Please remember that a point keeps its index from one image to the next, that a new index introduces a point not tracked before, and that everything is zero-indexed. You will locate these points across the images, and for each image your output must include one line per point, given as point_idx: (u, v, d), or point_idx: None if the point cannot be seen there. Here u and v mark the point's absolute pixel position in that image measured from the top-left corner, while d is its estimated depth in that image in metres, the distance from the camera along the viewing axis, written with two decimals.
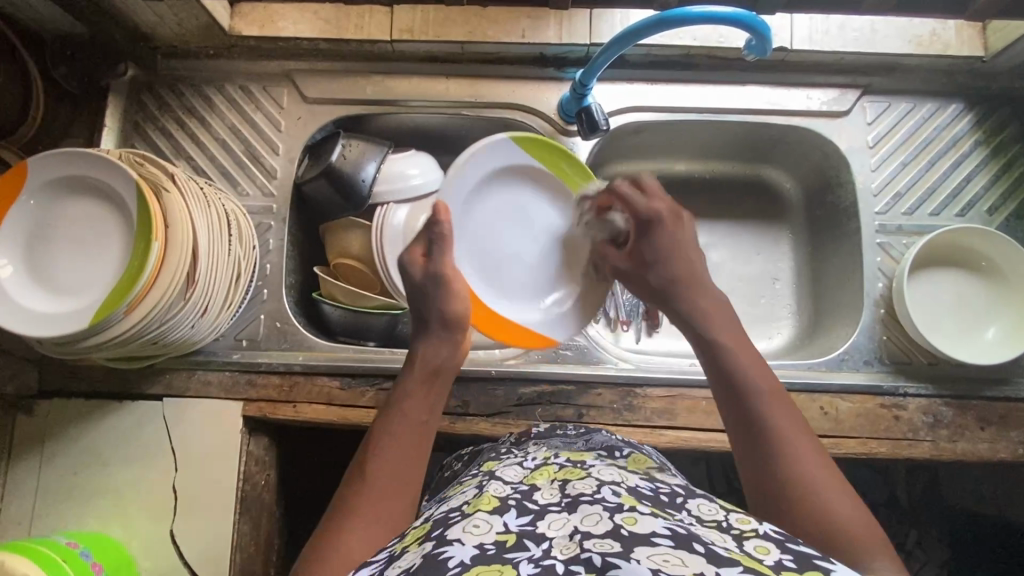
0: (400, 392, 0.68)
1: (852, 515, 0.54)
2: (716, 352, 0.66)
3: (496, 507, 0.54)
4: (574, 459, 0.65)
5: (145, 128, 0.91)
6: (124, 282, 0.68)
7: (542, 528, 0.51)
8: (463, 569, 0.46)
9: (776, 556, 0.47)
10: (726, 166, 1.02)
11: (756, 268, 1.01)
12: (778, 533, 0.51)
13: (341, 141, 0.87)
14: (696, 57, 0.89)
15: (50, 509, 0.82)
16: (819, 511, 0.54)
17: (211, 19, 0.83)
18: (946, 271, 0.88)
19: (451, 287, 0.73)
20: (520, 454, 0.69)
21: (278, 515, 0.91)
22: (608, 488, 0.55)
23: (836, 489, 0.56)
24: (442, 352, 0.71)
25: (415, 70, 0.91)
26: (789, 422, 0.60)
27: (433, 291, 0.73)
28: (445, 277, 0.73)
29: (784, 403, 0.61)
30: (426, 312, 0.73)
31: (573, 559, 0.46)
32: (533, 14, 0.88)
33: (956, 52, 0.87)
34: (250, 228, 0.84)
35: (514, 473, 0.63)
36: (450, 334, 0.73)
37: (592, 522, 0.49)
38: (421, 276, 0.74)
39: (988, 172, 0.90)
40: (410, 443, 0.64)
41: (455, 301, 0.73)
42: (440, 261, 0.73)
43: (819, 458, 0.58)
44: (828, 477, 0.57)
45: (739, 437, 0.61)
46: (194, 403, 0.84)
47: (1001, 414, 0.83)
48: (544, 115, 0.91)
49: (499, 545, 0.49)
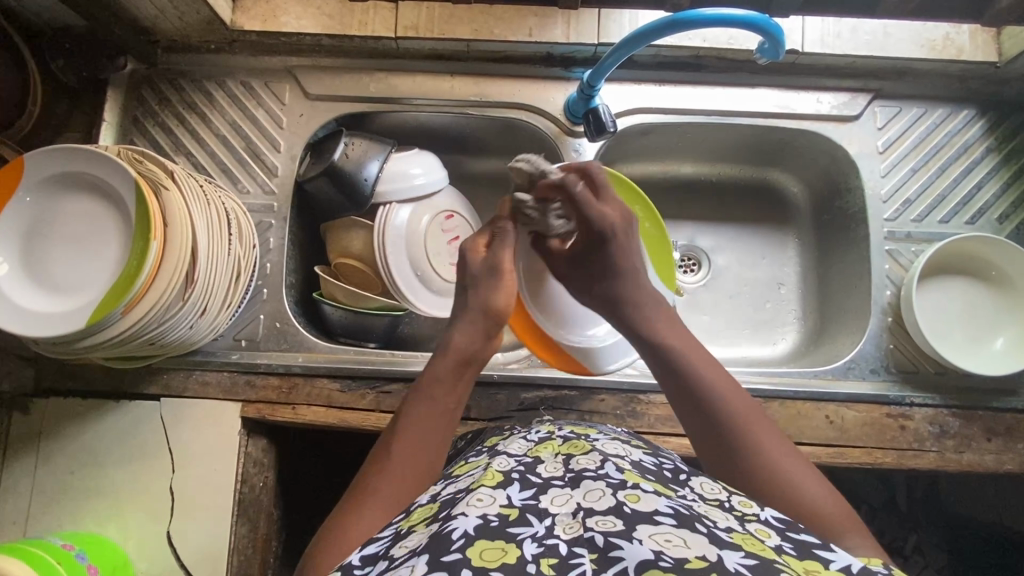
0: (427, 380, 0.65)
1: (824, 500, 0.55)
2: (666, 352, 0.64)
3: (499, 481, 0.53)
4: (577, 432, 0.65)
5: (145, 122, 0.89)
6: (123, 280, 0.66)
7: (546, 503, 0.51)
8: (467, 542, 0.46)
9: (777, 540, 0.48)
10: (732, 168, 1.00)
11: (762, 272, 1.00)
12: (779, 523, 0.51)
13: (344, 139, 0.86)
14: (706, 58, 0.87)
15: (45, 508, 0.81)
16: (792, 497, 0.55)
17: (213, 13, 0.81)
18: (955, 279, 0.87)
19: (502, 281, 0.70)
20: (524, 430, 0.69)
21: (275, 517, 0.90)
22: (612, 463, 0.56)
23: (804, 468, 0.57)
24: (477, 341, 0.67)
25: (420, 67, 0.90)
26: (743, 405, 0.60)
27: (485, 280, 0.69)
28: (500, 270, 0.70)
29: (737, 396, 0.61)
30: (468, 300, 0.70)
31: (577, 539, 0.46)
32: (541, 13, 0.86)
33: (969, 57, 0.85)
34: (250, 228, 0.83)
35: (518, 446, 0.62)
36: (490, 327, 0.69)
37: (594, 498, 0.50)
38: (480, 263, 0.71)
39: (999, 179, 0.89)
40: (432, 431, 0.63)
41: (502, 296, 0.69)
42: (499, 256, 0.70)
43: (782, 446, 0.59)
44: (794, 458, 0.58)
45: (698, 425, 0.61)
46: (192, 402, 0.83)
47: (1008, 426, 0.82)
48: (549, 115, 0.89)
49: (502, 518, 0.48)
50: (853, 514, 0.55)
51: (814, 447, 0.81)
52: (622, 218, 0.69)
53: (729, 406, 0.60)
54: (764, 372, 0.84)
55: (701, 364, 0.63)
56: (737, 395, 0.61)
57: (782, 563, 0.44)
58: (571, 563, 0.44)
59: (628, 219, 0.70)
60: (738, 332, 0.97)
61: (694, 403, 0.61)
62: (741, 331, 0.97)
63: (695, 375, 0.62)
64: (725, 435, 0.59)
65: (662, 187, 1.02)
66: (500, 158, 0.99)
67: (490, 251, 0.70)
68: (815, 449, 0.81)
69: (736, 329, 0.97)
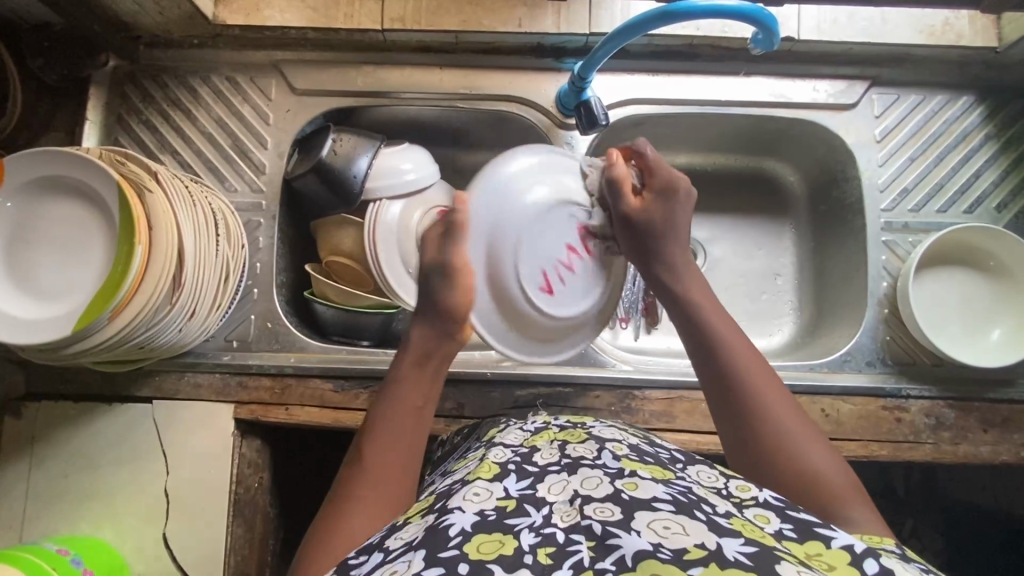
0: (395, 379, 0.65)
1: (830, 467, 0.56)
2: (693, 312, 0.66)
3: (496, 474, 0.52)
4: (574, 421, 0.64)
5: (128, 120, 0.88)
6: (108, 284, 0.65)
7: (543, 492, 0.50)
8: (465, 538, 0.45)
9: (776, 525, 0.48)
10: (728, 158, 0.99)
11: (758, 262, 0.98)
12: (778, 502, 0.51)
13: (332, 135, 0.84)
14: (700, 47, 0.86)
15: (40, 513, 0.80)
16: (804, 471, 0.56)
17: (194, 8, 0.79)
18: (953, 270, 0.87)
19: (455, 280, 0.66)
20: (522, 422, 0.69)
21: (270, 515, 0.91)
22: (609, 451, 0.55)
23: (814, 442, 0.58)
24: (437, 335, 0.67)
25: (408, 60, 0.88)
26: (745, 356, 0.62)
27: (435, 279, 0.66)
28: (453, 268, 0.66)
29: (750, 361, 0.62)
30: (428, 298, 0.67)
31: (574, 526, 0.45)
32: (531, 3, 0.84)
33: (969, 42, 0.83)
34: (238, 226, 0.81)
35: (515, 436, 0.61)
36: (454, 323, 0.67)
37: (592, 486, 0.49)
38: (430, 262, 0.66)
39: (999, 167, 0.87)
40: (408, 422, 0.63)
41: (456, 293, 0.66)
42: (450, 250, 0.66)
43: (794, 412, 0.60)
44: (804, 429, 0.59)
45: (703, 367, 0.63)
46: (185, 404, 0.82)
47: (1004, 417, 0.82)
48: (540, 107, 0.88)
49: (499, 511, 0.48)
50: (860, 488, 0.56)
51: None
52: (687, 187, 0.72)
53: (744, 371, 0.61)
54: None
55: (718, 324, 0.64)
56: (750, 361, 0.62)
57: (782, 549, 0.43)
58: (569, 551, 0.43)
59: (691, 193, 0.72)
60: (734, 323, 0.96)
61: (711, 363, 0.62)
62: (738, 323, 0.96)
63: (719, 334, 0.64)
64: (732, 393, 0.60)
65: None
66: (492, 151, 0.98)
67: (442, 252, 0.65)
68: None
69: (731, 321, 0.96)
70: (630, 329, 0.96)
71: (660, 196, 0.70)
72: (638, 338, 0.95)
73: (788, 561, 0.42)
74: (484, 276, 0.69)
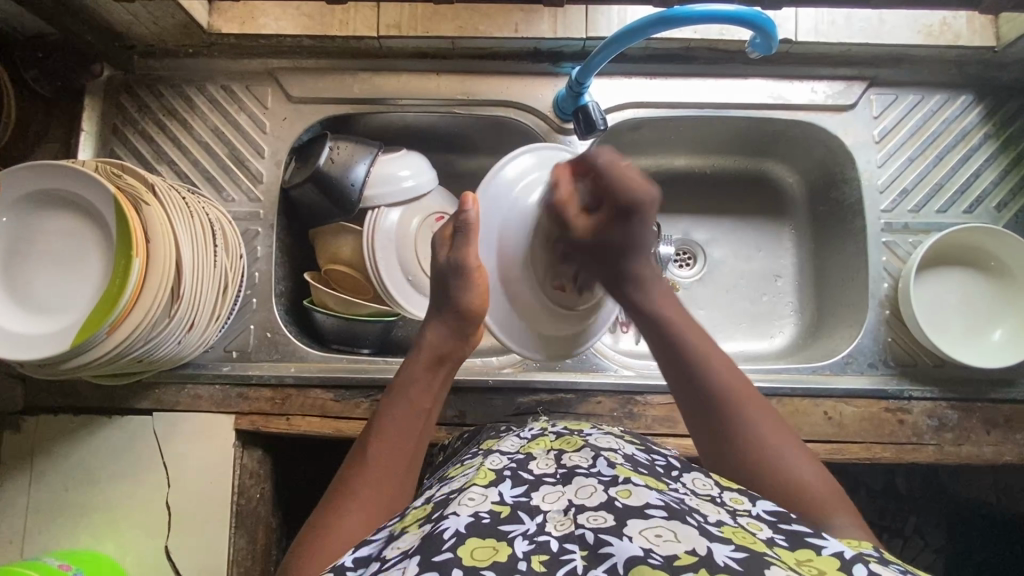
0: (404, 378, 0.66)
1: (816, 483, 0.58)
2: (667, 328, 0.66)
3: (491, 480, 0.52)
4: (570, 428, 0.64)
5: (124, 131, 0.87)
6: (105, 300, 0.64)
7: (537, 500, 0.49)
8: (458, 541, 0.44)
9: (769, 533, 0.48)
10: (727, 160, 0.99)
11: (758, 264, 0.98)
12: (771, 517, 0.51)
13: (327, 143, 0.83)
14: (697, 50, 0.86)
15: (40, 528, 0.80)
16: (793, 483, 0.57)
17: (188, 17, 0.78)
18: (953, 271, 0.86)
19: (471, 280, 0.67)
20: (519, 429, 0.68)
21: (273, 525, 0.90)
22: (603, 459, 0.54)
23: (807, 461, 0.59)
24: (449, 338, 0.68)
25: (405, 66, 0.88)
26: (725, 373, 0.63)
27: (451, 280, 0.67)
28: (468, 267, 0.67)
29: (730, 375, 0.63)
30: (442, 298, 0.68)
31: (568, 535, 0.45)
32: (527, 7, 0.84)
33: (967, 42, 0.83)
34: (236, 236, 0.81)
35: (511, 444, 0.61)
36: (464, 328, 0.69)
37: (586, 495, 0.48)
38: (444, 262, 0.68)
39: (998, 166, 0.87)
40: (410, 431, 0.64)
41: (473, 295, 0.67)
42: (464, 252, 0.67)
43: (782, 434, 0.61)
44: (788, 443, 0.60)
45: (682, 390, 0.64)
46: (185, 416, 0.82)
47: (1007, 417, 0.82)
48: (538, 112, 0.87)
49: (494, 515, 0.47)
50: (845, 498, 0.58)
51: (813, 444, 0.80)
52: (653, 197, 0.65)
53: (723, 384, 0.62)
54: (761, 370, 0.83)
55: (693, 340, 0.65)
56: (730, 375, 0.63)
57: (772, 555, 0.43)
58: (562, 560, 0.43)
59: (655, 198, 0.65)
60: (735, 326, 0.96)
61: (691, 383, 0.63)
62: (738, 326, 0.96)
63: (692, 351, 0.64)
64: (712, 414, 0.62)
65: (656, 179, 0.99)
66: (490, 156, 0.97)
67: (452, 249, 0.67)
68: (814, 446, 0.80)
69: (732, 324, 0.96)
70: (631, 332, 0.95)
71: (621, 215, 0.65)
72: (639, 341, 0.95)
73: (777, 565, 0.42)
74: (496, 277, 0.71)
